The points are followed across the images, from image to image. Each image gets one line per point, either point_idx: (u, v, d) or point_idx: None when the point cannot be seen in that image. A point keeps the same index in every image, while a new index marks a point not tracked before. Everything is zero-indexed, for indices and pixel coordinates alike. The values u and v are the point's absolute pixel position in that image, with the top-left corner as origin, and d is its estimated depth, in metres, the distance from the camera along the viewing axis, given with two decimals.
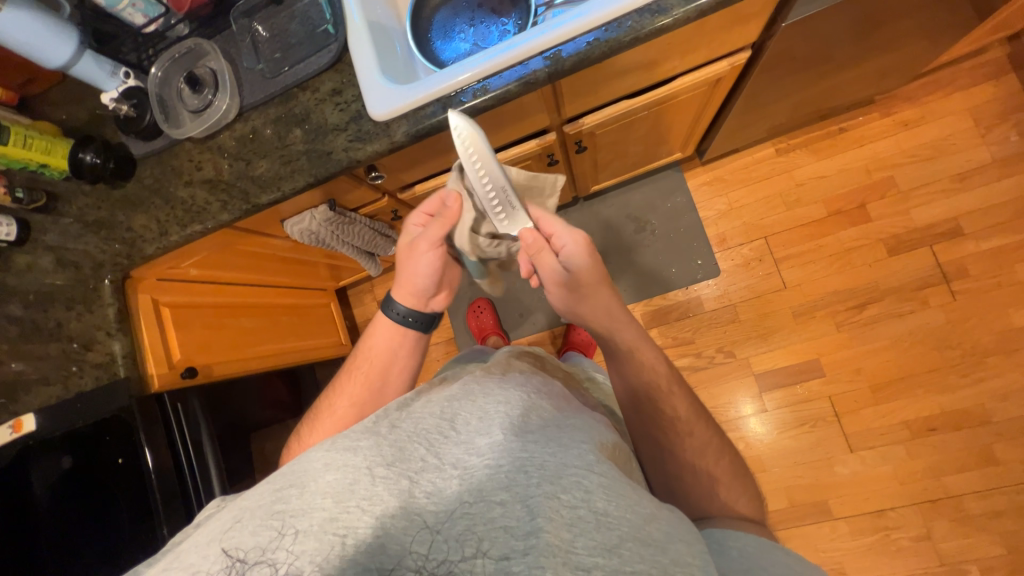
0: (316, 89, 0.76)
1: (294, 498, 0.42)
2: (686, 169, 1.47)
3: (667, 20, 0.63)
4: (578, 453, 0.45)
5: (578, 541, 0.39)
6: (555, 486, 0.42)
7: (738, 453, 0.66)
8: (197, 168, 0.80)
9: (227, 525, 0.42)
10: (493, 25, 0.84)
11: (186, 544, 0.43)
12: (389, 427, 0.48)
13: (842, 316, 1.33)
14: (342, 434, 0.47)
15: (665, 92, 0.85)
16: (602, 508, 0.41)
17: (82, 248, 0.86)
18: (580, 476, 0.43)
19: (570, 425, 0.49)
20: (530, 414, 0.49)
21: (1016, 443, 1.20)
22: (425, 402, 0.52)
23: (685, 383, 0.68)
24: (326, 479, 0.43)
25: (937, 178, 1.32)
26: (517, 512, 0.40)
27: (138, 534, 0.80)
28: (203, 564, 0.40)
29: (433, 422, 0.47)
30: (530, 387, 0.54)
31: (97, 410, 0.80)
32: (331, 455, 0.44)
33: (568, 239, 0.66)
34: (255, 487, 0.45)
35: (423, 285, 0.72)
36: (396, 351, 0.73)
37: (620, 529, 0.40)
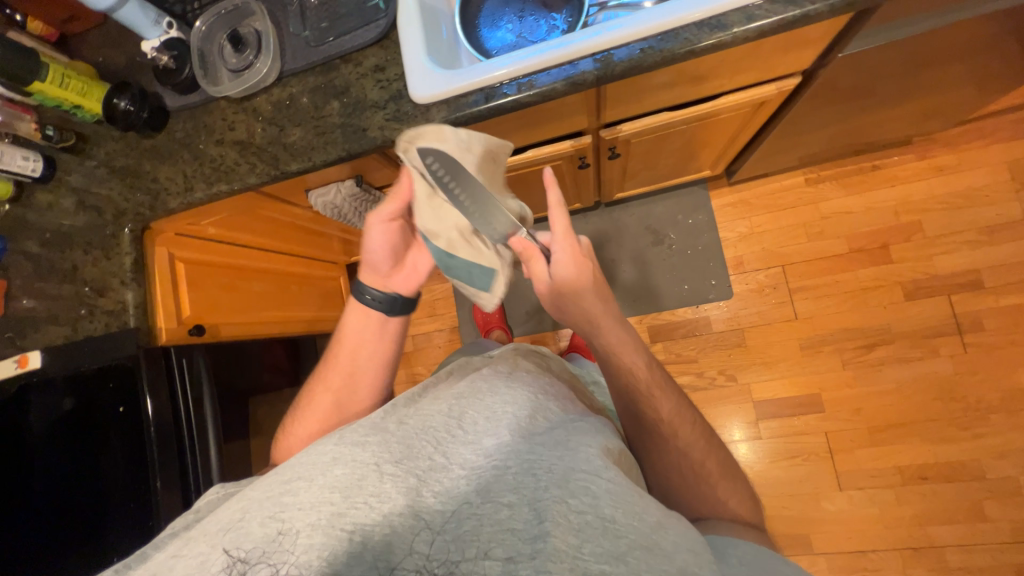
0: (359, 63, 0.75)
1: (302, 492, 0.42)
2: (712, 187, 1.45)
3: (724, 36, 0.61)
4: (586, 458, 0.45)
5: (585, 546, 0.39)
6: (563, 490, 0.42)
7: (720, 441, 0.66)
8: (229, 127, 0.79)
9: (234, 516, 0.42)
10: (542, 19, 0.83)
11: (194, 531, 0.43)
12: (397, 424, 0.48)
13: (849, 354, 1.33)
14: (350, 428, 0.47)
15: (709, 108, 0.83)
16: (610, 514, 0.41)
17: (105, 193, 0.86)
18: (589, 481, 0.43)
19: (578, 428, 0.50)
20: (537, 419, 0.50)
21: (1007, 502, 1.20)
22: (432, 400, 0.52)
23: (670, 379, 0.67)
24: (334, 473, 0.43)
25: (965, 229, 1.31)
26: (524, 514, 0.40)
27: (130, 484, 0.79)
28: (210, 553, 0.40)
29: (441, 421, 0.48)
30: (535, 389, 0.54)
31: (106, 355, 0.83)
32: (340, 449, 0.45)
33: (559, 247, 0.60)
34: (263, 480, 0.45)
35: (380, 262, 0.70)
36: (369, 336, 0.75)
37: (629, 537, 0.40)
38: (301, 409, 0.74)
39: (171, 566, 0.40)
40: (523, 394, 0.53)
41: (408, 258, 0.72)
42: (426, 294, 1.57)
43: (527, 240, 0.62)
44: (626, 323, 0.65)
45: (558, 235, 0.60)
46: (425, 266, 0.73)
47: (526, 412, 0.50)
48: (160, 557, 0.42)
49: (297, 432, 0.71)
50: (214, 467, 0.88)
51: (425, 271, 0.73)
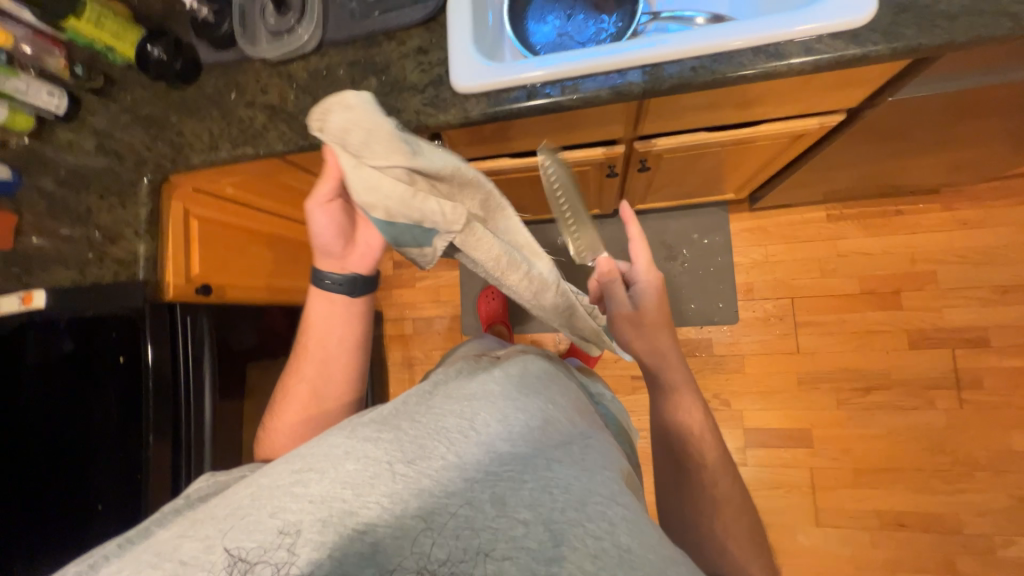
0: (402, 42, 0.74)
1: (314, 484, 0.42)
2: (732, 210, 1.43)
3: (781, 65, 0.60)
4: (603, 483, 0.46)
5: (601, 575, 0.38)
6: (580, 513, 0.42)
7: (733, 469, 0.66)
8: (262, 90, 0.78)
9: (243, 501, 0.42)
10: (592, 20, 0.81)
11: (200, 513, 0.43)
12: (410, 422, 0.48)
13: (845, 394, 1.33)
14: (361, 424, 0.48)
15: (748, 133, 0.82)
16: (626, 543, 0.41)
17: (127, 140, 0.84)
18: (605, 506, 0.44)
19: (591, 449, 0.51)
20: (553, 434, 0.50)
21: (979, 559, 1.22)
22: (444, 399, 0.52)
23: (718, 433, 0.69)
24: (346, 468, 0.43)
25: (980, 285, 1.30)
26: (538, 534, 0.40)
27: (121, 435, 0.79)
28: (217, 538, 0.40)
29: (454, 422, 0.48)
30: (545, 401, 0.55)
31: (112, 304, 0.82)
32: (352, 443, 0.45)
33: (643, 275, 0.73)
34: (273, 466, 0.45)
35: (331, 245, 0.68)
36: (336, 320, 0.73)
37: (644, 569, 0.40)
38: (276, 400, 0.74)
39: (175, 546, 0.40)
40: (538, 406, 0.53)
41: (359, 236, 0.70)
42: (432, 280, 1.56)
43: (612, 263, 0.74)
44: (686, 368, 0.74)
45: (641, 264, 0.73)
46: (377, 241, 0.71)
47: (541, 424, 0.51)
48: (165, 535, 0.41)
49: (276, 425, 0.71)
50: (207, 432, 0.87)
51: (378, 247, 0.71)
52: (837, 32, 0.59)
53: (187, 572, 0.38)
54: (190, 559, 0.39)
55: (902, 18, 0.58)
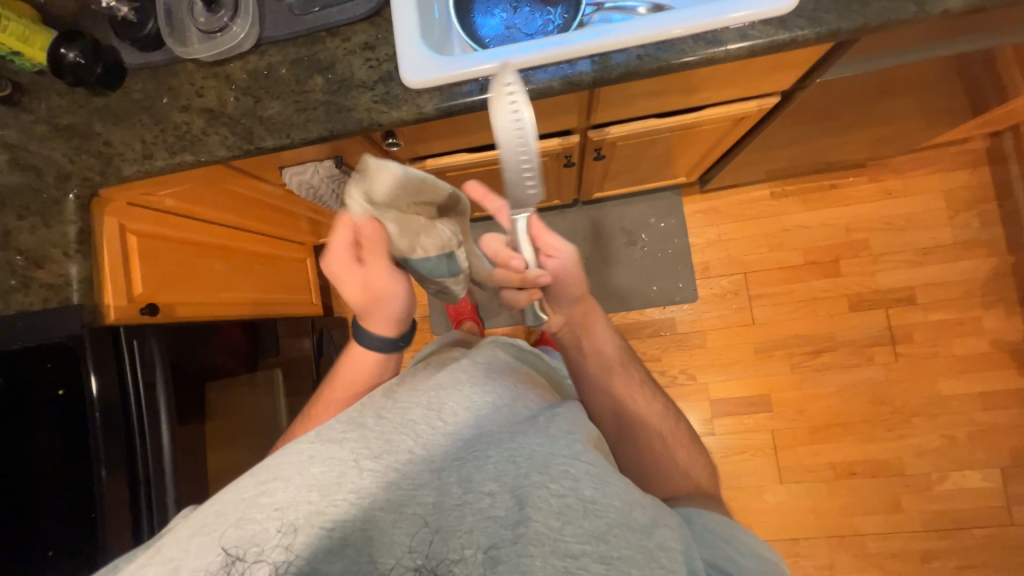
0: (347, 38, 0.72)
1: (279, 492, 0.41)
2: (685, 193, 1.49)
3: (719, 51, 0.63)
4: (566, 446, 0.47)
5: (567, 528, 0.41)
6: (545, 476, 0.44)
7: (677, 408, 0.76)
8: (197, 93, 0.73)
9: (208, 520, 0.41)
10: (538, 12, 0.82)
11: (168, 538, 0.41)
12: (375, 418, 0.47)
13: (798, 358, 1.43)
14: (327, 424, 0.46)
15: (692, 119, 0.86)
16: (589, 495, 0.44)
17: (45, 153, 0.77)
18: (568, 466, 0.45)
19: (558, 416, 0.52)
20: (517, 412, 0.51)
21: (920, 495, 1.35)
22: (411, 390, 0.52)
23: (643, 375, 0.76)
24: (312, 471, 0.42)
25: (905, 249, 1.43)
26: (505, 502, 0.42)
27: (68, 472, 0.73)
28: (184, 560, 0.39)
29: (420, 413, 0.48)
30: (510, 384, 0.56)
31: (45, 334, 0.75)
32: (316, 447, 0.44)
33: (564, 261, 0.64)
34: (236, 481, 0.43)
35: (405, 312, 0.68)
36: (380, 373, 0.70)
37: (608, 517, 0.43)
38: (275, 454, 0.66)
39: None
40: (502, 391, 0.54)
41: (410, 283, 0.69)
42: None
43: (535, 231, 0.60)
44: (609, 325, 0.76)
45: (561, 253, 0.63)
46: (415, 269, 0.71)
47: (506, 405, 0.52)
48: (131, 568, 0.40)
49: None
50: (168, 463, 0.81)
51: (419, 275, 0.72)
52: (768, 19, 0.62)
53: None
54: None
55: (824, 4, 0.62)
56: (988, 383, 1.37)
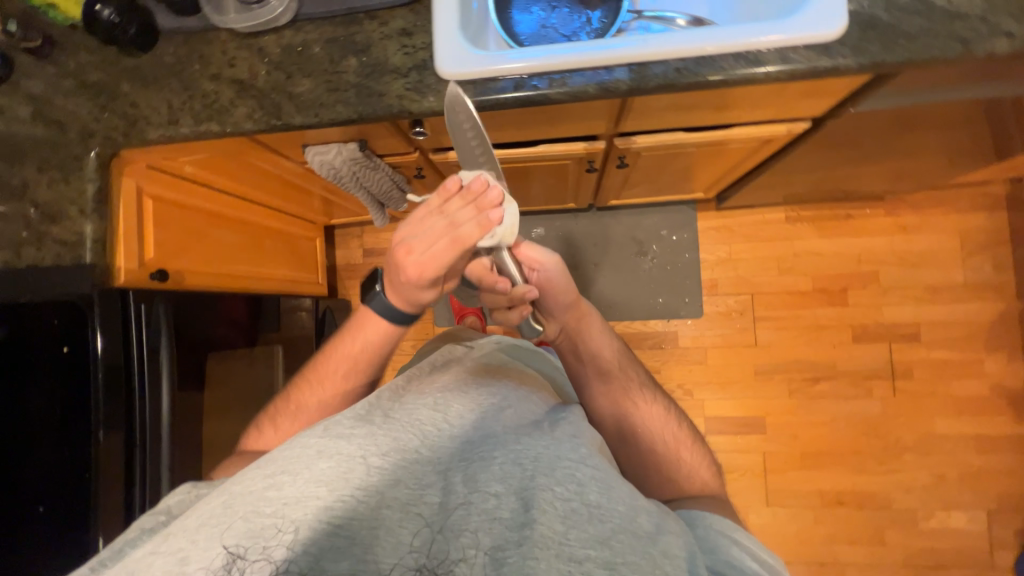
0: (385, 22, 0.71)
1: (287, 486, 0.41)
2: (700, 209, 1.49)
3: (759, 71, 0.63)
4: (571, 449, 0.50)
5: (571, 532, 0.43)
6: (551, 479, 0.46)
7: (680, 407, 0.75)
8: (229, 63, 0.73)
9: (215, 511, 0.40)
10: (577, 14, 0.81)
11: (170, 528, 0.41)
12: (382, 417, 0.49)
13: (796, 384, 1.43)
14: (334, 421, 0.47)
15: (719, 136, 0.85)
16: (594, 500, 0.46)
17: (71, 109, 0.77)
18: (574, 469, 0.48)
19: (561, 424, 0.54)
20: (521, 417, 0.54)
21: (904, 531, 1.35)
22: (416, 394, 0.54)
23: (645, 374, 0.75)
24: (320, 467, 0.42)
25: (914, 285, 1.43)
26: (511, 504, 0.44)
27: (66, 430, 0.73)
28: (191, 551, 0.38)
29: (427, 415, 0.50)
30: (511, 392, 0.58)
31: (58, 290, 0.76)
32: (325, 442, 0.44)
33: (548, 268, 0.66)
34: (243, 473, 0.43)
35: None
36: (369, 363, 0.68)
37: (611, 522, 0.45)
38: (286, 412, 0.68)
39: (147, 565, 0.38)
40: (506, 399, 0.56)
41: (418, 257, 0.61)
42: None
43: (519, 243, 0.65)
44: (606, 328, 0.75)
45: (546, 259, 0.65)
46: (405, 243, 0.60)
47: (510, 411, 0.54)
48: (134, 556, 0.39)
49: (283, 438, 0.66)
50: (165, 425, 0.80)
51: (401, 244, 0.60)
52: (810, 44, 0.62)
53: None
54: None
55: (868, 34, 0.61)
56: (983, 426, 1.37)
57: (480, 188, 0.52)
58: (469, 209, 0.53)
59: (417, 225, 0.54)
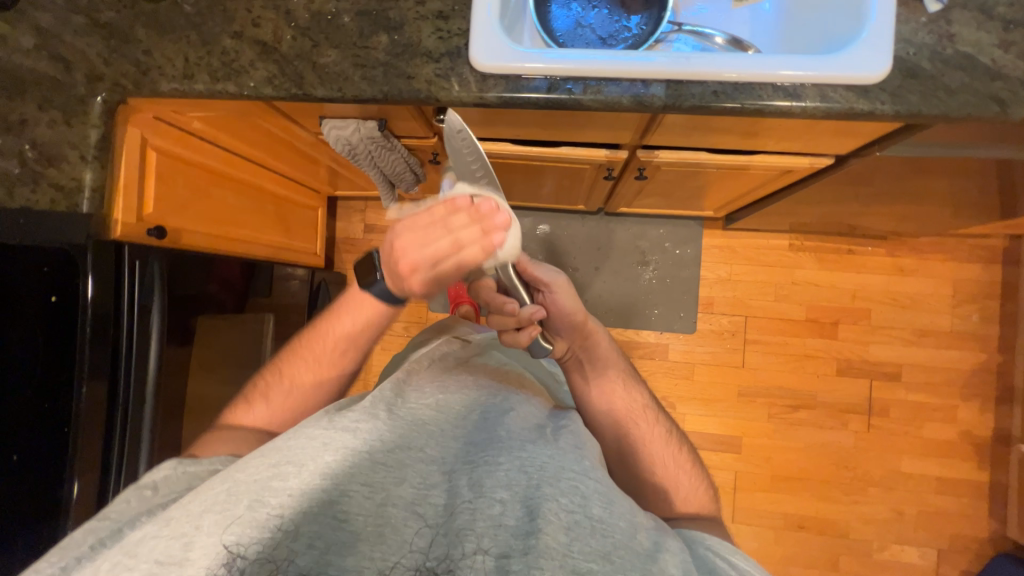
0: (421, 2, 0.68)
1: (292, 478, 0.44)
2: (707, 226, 1.49)
3: (797, 106, 0.62)
4: (575, 460, 0.53)
5: (575, 545, 0.45)
6: (556, 490, 0.49)
7: (682, 432, 0.76)
8: (253, 22, 0.70)
9: (219, 497, 0.43)
10: (617, 18, 0.79)
11: (177, 510, 0.42)
12: (387, 412, 0.52)
13: (776, 409, 1.46)
14: (340, 415, 0.50)
15: (743, 161, 0.84)
16: (598, 514, 0.49)
17: (79, 47, 0.73)
18: (578, 481, 0.51)
19: (567, 434, 0.58)
20: (526, 424, 0.57)
21: (858, 560, 1.41)
22: (419, 392, 0.57)
23: (649, 394, 0.77)
24: (325, 460, 0.46)
25: (903, 327, 1.45)
26: (516, 512, 0.47)
27: (48, 381, 0.72)
28: (196, 536, 0.40)
29: (431, 415, 0.54)
30: (510, 397, 0.62)
31: (48, 235, 0.74)
32: (330, 435, 0.48)
33: (556, 290, 0.70)
34: (248, 461, 0.46)
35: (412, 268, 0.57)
36: (354, 333, 0.66)
37: (614, 538, 0.47)
38: (277, 382, 0.68)
39: (151, 546, 0.40)
40: (509, 406, 0.60)
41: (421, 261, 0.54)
42: None
43: (526, 260, 0.68)
44: (613, 344, 0.78)
45: (552, 280, 0.69)
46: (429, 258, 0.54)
47: (513, 418, 0.58)
48: (137, 535, 0.41)
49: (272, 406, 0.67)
50: (150, 392, 0.78)
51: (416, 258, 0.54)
52: (851, 85, 0.61)
53: (165, 570, 0.38)
54: (167, 558, 0.39)
55: (908, 84, 0.61)
56: (947, 469, 1.42)
57: (488, 210, 0.51)
58: (474, 230, 0.51)
59: (418, 233, 0.51)
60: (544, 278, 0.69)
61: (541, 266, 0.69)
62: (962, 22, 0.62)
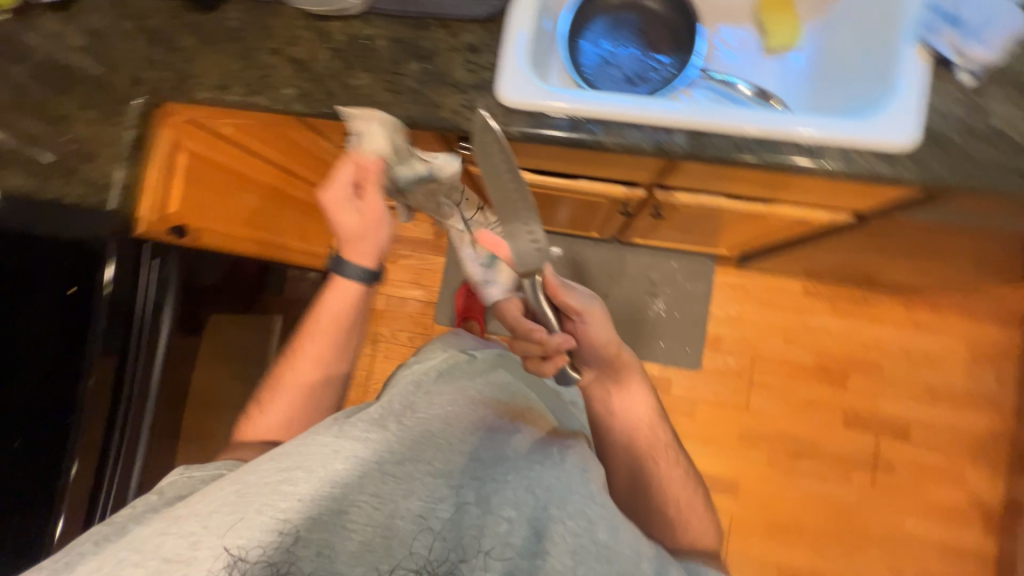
0: (455, 34, 0.70)
1: (302, 483, 0.44)
2: (720, 263, 1.48)
3: (816, 168, 0.62)
4: (581, 483, 0.55)
5: (579, 567, 0.47)
6: (563, 512, 0.51)
7: (700, 474, 0.75)
8: (290, 41, 0.72)
9: (229, 499, 0.43)
10: (646, 61, 0.80)
11: (184, 510, 0.43)
12: (396, 423, 0.53)
13: (778, 455, 1.43)
14: (349, 424, 0.50)
15: (761, 209, 0.84)
16: (602, 539, 0.50)
17: (124, 51, 0.77)
18: (584, 505, 0.52)
19: (574, 454, 0.59)
20: (533, 443, 0.59)
21: None
22: (427, 404, 0.57)
23: (674, 433, 0.76)
24: (336, 468, 0.46)
25: (915, 383, 1.42)
26: (521, 531, 0.48)
27: (60, 371, 0.71)
28: (204, 535, 0.40)
29: (439, 428, 0.54)
30: (516, 414, 0.63)
31: (75, 227, 0.74)
32: (342, 443, 0.48)
33: (587, 316, 0.70)
34: (258, 464, 0.46)
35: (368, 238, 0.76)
36: (343, 309, 0.76)
37: (617, 564, 0.48)
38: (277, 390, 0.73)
39: (159, 543, 0.40)
40: (515, 425, 0.60)
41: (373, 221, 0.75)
42: (417, 261, 1.52)
43: (557, 280, 0.68)
44: (644, 378, 0.76)
45: (580, 305, 0.69)
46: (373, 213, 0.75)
47: (519, 438, 0.58)
48: (144, 532, 0.42)
49: (284, 408, 0.71)
50: (154, 387, 0.80)
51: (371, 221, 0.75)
52: (877, 150, 0.61)
53: (172, 568, 0.39)
54: (177, 556, 0.39)
55: (935, 153, 0.60)
56: (953, 535, 1.37)
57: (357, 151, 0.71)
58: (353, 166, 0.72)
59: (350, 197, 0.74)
60: (573, 303, 0.69)
61: (571, 292, 0.70)
62: (995, 98, 0.61)
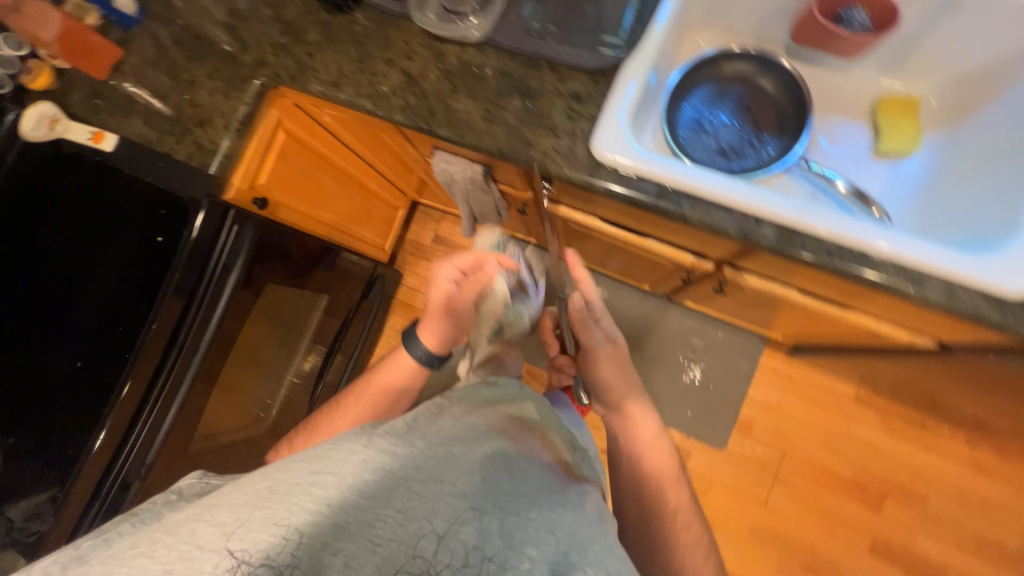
0: (563, 79, 0.71)
1: (330, 488, 0.45)
2: (769, 346, 1.41)
3: (913, 292, 0.57)
4: (602, 534, 0.50)
5: None
6: (584, 560, 0.47)
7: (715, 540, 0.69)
8: (407, 55, 0.76)
9: (261, 493, 0.45)
10: (747, 140, 0.79)
11: (218, 499, 0.45)
12: (421, 439, 0.52)
13: (788, 564, 1.32)
14: (377, 436, 0.51)
15: (835, 312, 0.79)
16: None
17: (258, 35, 0.83)
18: (604, 557, 0.48)
19: (592, 502, 0.55)
20: (558, 481, 0.55)
21: None
22: (453, 424, 0.56)
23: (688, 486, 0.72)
24: (363, 477, 0.46)
25: (961, 529, 1.28)
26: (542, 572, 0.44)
27: (129, 309, 0.77)
28: (234, 527, 0.42)
29: (464, 449, 0.52)
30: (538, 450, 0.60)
31: (178, 184, 0.82)
32: (370, 454, 0.48)
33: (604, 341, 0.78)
34: (289, 463, 0.48)
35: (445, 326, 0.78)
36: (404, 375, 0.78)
37: None
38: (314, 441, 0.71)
39: (192, 529, 0.42)
40: (540, 462, 0.57)
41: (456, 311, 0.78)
42: None
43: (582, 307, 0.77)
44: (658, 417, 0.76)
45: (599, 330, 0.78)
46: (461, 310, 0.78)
47: (543, 474, 0.55)
48: (180, 516, 0.44)
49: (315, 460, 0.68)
50: (203, 344, 0.83)
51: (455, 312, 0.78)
52: (984, 293, 0.57)
53: (201, 556, 0.41)
54: (207, 545, 0.41)
55: None
56: None
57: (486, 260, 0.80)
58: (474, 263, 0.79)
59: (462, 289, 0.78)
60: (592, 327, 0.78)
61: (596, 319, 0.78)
62: None
